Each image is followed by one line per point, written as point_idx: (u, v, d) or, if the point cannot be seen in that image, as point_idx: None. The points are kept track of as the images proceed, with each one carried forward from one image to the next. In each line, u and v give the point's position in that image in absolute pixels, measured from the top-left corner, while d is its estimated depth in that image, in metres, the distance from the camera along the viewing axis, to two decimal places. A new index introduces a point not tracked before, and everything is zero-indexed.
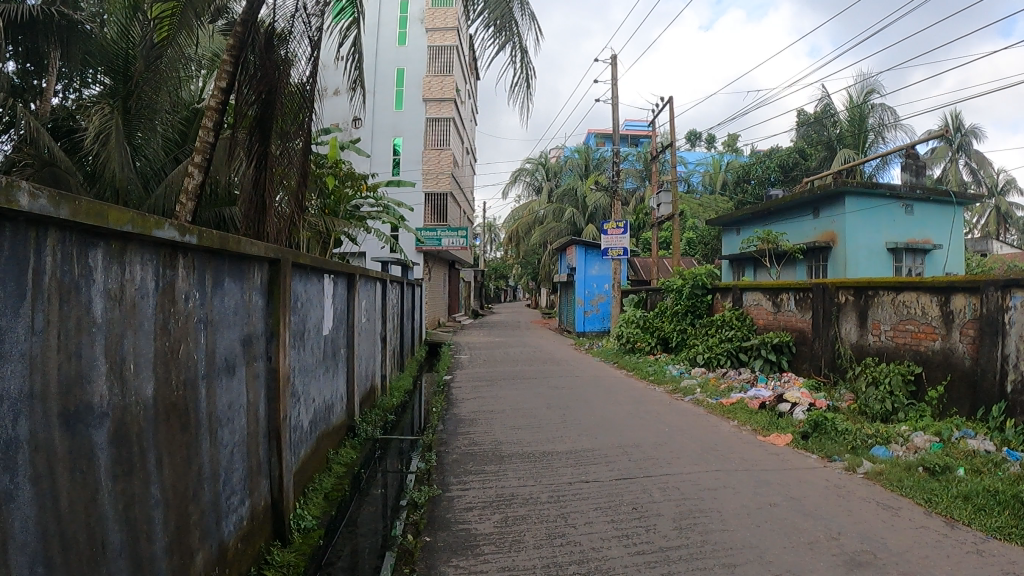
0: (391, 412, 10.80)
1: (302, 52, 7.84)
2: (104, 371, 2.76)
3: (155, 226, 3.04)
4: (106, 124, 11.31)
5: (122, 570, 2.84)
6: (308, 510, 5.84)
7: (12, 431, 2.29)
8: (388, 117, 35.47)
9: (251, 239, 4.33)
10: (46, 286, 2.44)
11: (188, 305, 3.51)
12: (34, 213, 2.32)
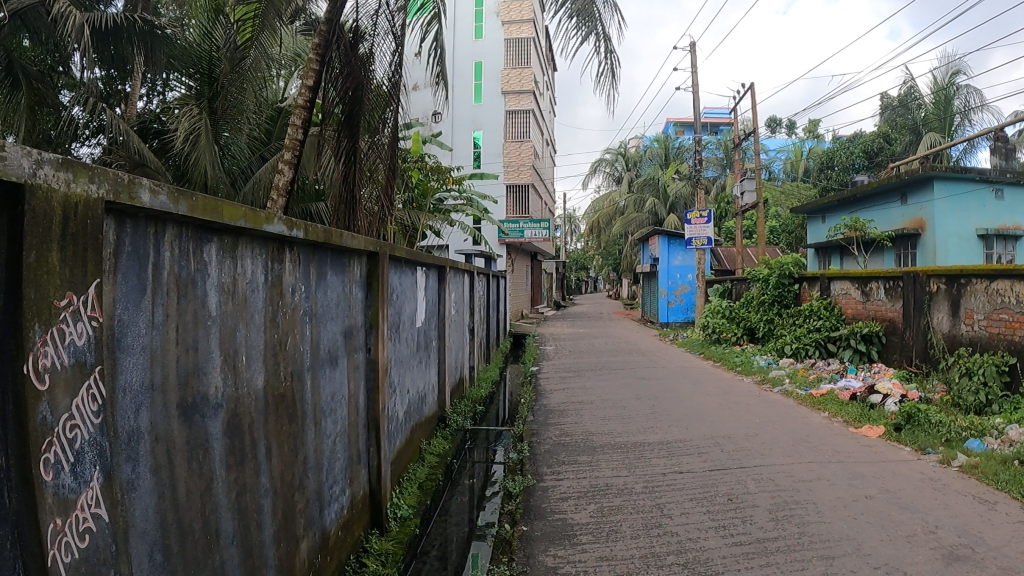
0: (480, 403, 10.90)
1: (385, 49, 7.82)
2: (218, 363, 2.85)
3: (265, 221, 3.12)
4: (196, 124, 11.67)
5: (235, 558, 2.94)
6: (403, 499, 5.92)
7: (134, 423, 2.38)
8: (467, 110, 35.70)
9: (352, 233, 4.41)
10: (165, 280, 2.53)
11: (294, 299, 3.60)
12: (153, 209, 2.41)
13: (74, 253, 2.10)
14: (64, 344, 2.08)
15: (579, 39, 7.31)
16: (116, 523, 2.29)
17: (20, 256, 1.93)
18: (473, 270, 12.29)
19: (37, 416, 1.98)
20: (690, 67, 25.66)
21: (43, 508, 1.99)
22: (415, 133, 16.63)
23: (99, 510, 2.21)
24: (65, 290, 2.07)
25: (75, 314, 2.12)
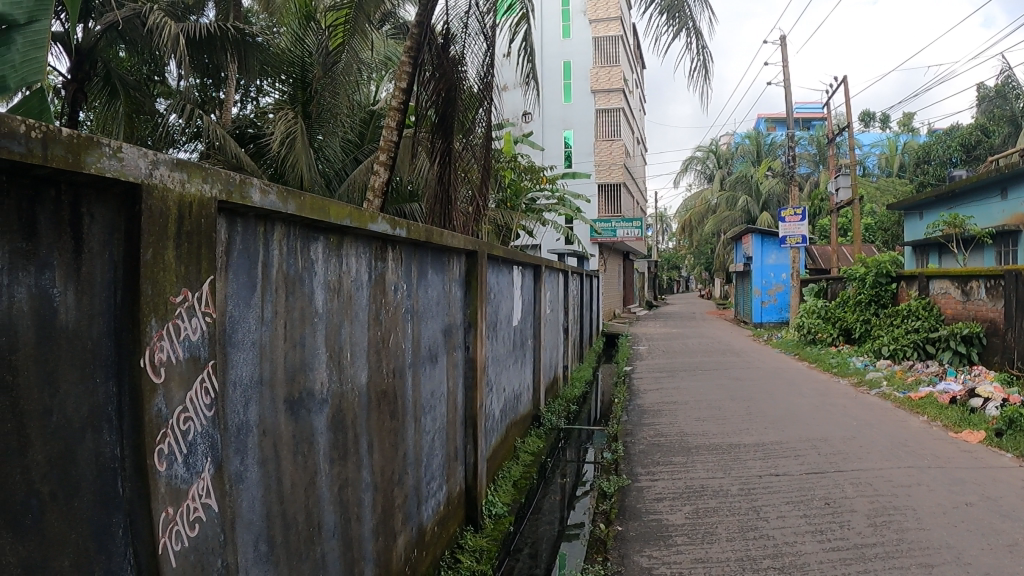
0: (574, 402, 10.92)
1: (475, 51, 7.95)
2: (324, 359, 2.92)
3: (369, 220, 3.18)
4: (291, 128, 11.97)
5: (336, 551, 3.00)
6: (498, 497, 5.96)
7: (243, 416, 2.46)
8: (558, 110, 35.68)
9: (453, 232, 4.46)
10: (274, 278, 2.61)
11: (396, 297, 3.65)
12: (263, 209, 2.49)
13: (189, 250, 2.20)
14: (180, 338, 2.18)
15: (669, 35, 7.24)
16: (224, 513, 2.37)
17: (138, 254, 2.05)
18: (566, 269, 12.29)
19: (152, 409, 2.09)
20: (781, 62, 25.19)
21: (157, 497, 2.10)
22: (507, 134, 16.75)
23: (208, 500, 2.30)
24: (180, 286, 2.18)
25: (190, 310, 2.22)
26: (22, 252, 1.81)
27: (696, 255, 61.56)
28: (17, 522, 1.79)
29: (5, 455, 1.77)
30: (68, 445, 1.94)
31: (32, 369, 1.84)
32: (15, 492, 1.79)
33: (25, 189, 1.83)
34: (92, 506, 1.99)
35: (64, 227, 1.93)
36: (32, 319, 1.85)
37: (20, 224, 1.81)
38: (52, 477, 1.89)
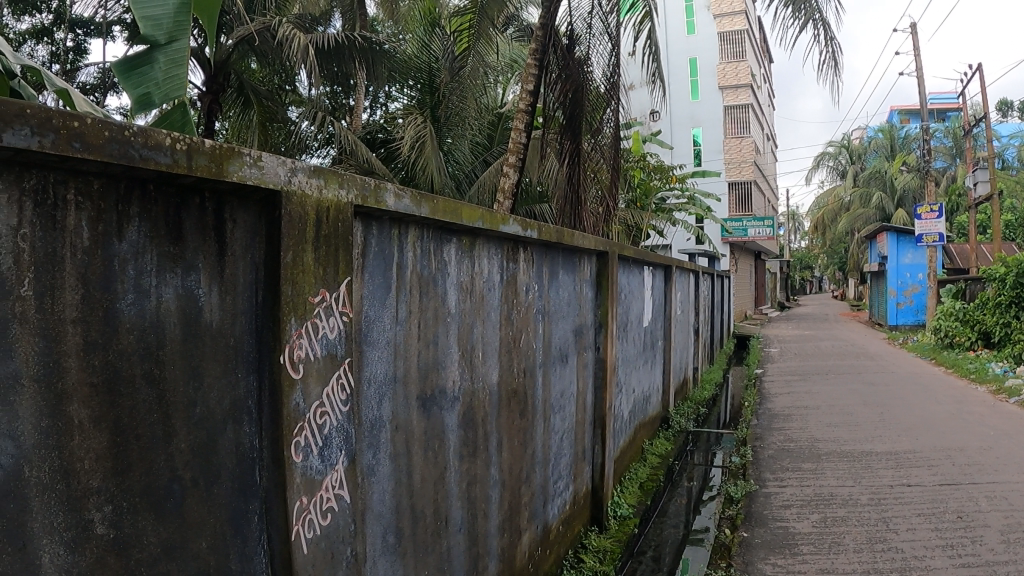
0: (703, 405, 10.79)
1: (600, 52, 7.84)
2: (456, 358, 2.95)
3: (501, 222, 3.20)
4: (420, 132, 12.23)
5: (463, 546, 3.04)
6: (624, 499, 5.94)
7: (377, 412, 2.51)
8: (685, 107, 35.27)
9: (583, 233, 4.44)
10: (408, 279, 2.66)
11: (528, 297, 3.67)
12: (397, 211, 2.54)
13: (326, 252, 2.27)
14: (317, 337, 2.24)
15: (795, 27, 7.04)
16: (355, 505, 2.44)
17: (278, 256, 2.11)
18: (697, 270, 12.09)
19: (290, 404, 2.14)
20: (914, 52, 24.14)
21: (291, 488, 2.14)
22: (635, 133, 16.61)
23: (340, 492, 2.36)
24: (319, 287, 2.24)
25: (328, 310, 2.28)
26: (168, 255, 2.05)
27: (831, 253, 59.47)
28: (159, 505, 2.06)
29: (149, 442, 2.03)
30: (209, 434, 2.18)
31: (178, 364, 2.08)
32: (158, 478, 2.06)
33: (172, 197, 2.06)
34: (229, 492, 2.25)
35: (209, 233, 2.17)
36: (179, 317, 2.09)
37: (166, 230, 2.05)
38: (193, 465, 2.15)
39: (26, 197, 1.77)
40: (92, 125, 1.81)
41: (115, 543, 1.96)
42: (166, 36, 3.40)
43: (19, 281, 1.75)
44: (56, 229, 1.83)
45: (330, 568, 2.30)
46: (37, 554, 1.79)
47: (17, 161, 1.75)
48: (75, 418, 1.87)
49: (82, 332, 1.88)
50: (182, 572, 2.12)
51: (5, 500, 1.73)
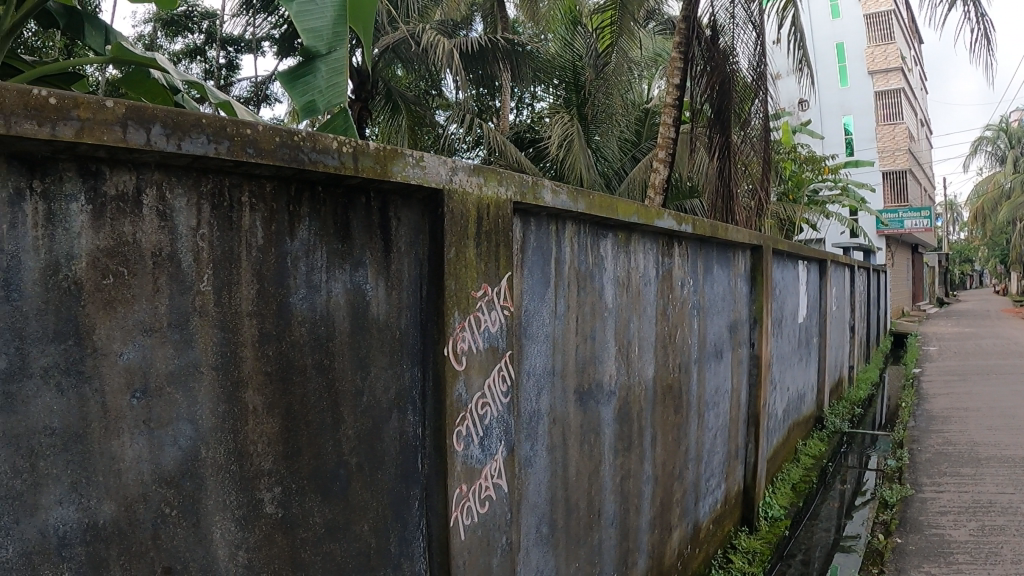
0: (858, 405, 10.45)
1: (746, 40, 7.70)
2: (613, 352, 2.99)
3: (655, 217, 3.18)
4: (568, 130, 12.33)
5: (615, 540, 3.06)
6: (776, 500, 5.83)
7: (536, 404, 2.60)
8: (834, 95, 34.09)
9: (738, 226, 4.33)
10: (567, 273, 2.72)
11: (683, 292, 3.65)
12: (555, 208, 2.62)
13: (488, 247, 2.40)
14: (480, 330, 2.35)
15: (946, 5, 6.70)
16: (513, 494, 2.53)
17: (441, 251, 2.22)
18: (852, 265, 11.66)
19: (454, 393, 2.24)
20: None
21: (451, 473, 2.25)
22: (785, 123, 16.26)
23: (499, 480, 2.46)
24: (480, 281, 2.35)
25: (489, 304, 2.40)
26: (337, 253, 2.24)
27: (993, 244, 56.03)
28: (325, 488, 2.25)
29: (319, 428, 2.23)
30: (374, 422, 2.37)
31: (345, 354, 2.28)
32: (325, 462, 2.25)
33: (340, 198, 2.25)
34: (392, 478, 2.42)
35: (375, 231, 2.35)
36: (348, 311, 2.29)
37: (334, 228, 2.24)
38: (359, 452, 2.33)
39: (204, 200, 2.00)
40: (264, 131, 2.02)
41: (283, 522, 2.17)
42: (325, 45, 3.18)
43: (199, 278, 1.99)
44: (233, 229, 2.04)
45: (486, 554, 2.39)
46: (210, 528, 2.03)
47: (196, 166, 1.98)
48: (250, 404, 2.09)
49: (257, 324, 2.09)
50: (345, 552, 2.31)
51: (183, 478, 1.99)
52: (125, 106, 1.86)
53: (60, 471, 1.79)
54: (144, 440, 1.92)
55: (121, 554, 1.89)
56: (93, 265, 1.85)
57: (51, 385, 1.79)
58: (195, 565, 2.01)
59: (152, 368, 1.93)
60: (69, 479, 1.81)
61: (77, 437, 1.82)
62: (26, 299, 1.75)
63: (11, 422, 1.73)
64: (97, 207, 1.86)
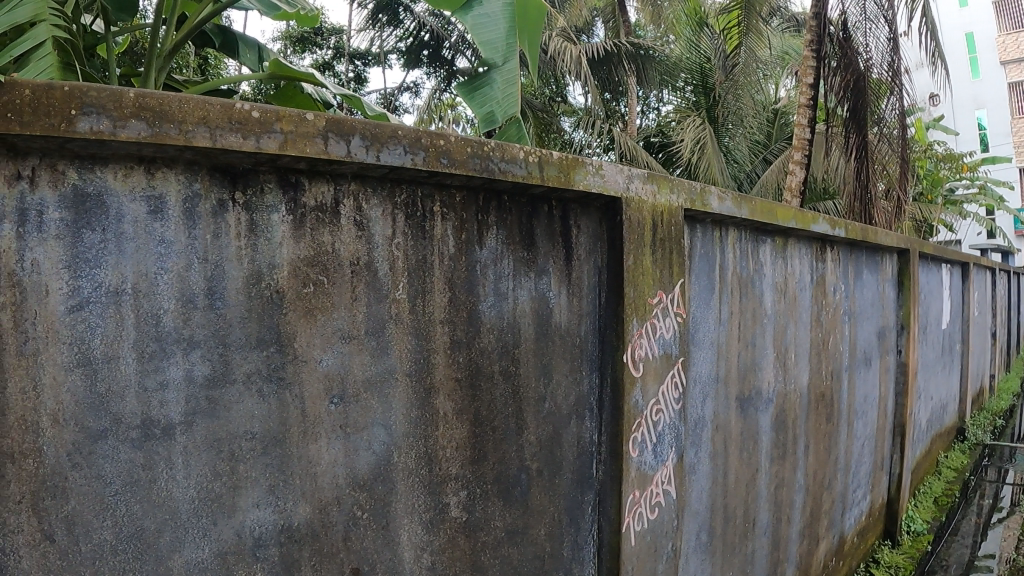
0: (999, 416, 10.22)
1: (876, 43, 7.67)
2: (771, 359, 3.06)
3: (810, 221, 3.18)
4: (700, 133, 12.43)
5: (766, 549, 3.12)
6: (919, 513, 6.09)
7: (701, 411, 2.72)
8: (967, 89, 33.24)
9: (885, 229, 4.25)
10: (729, 279, 2.81)
11: (835, 297, 3.63)
12: (720, 214, 2.71)
13: (664, 254, 2.53)
14: (655, 337, 2.50)
15: None
16: (679, 501, 2.69)
17: (619, 259, 2.39)
18: (994, 269, 11.35)
19: (632, 400, 2.41)
20: None
21: (626, 478, 2.44)
22: (917, 119, 15.94)
23: (668, 487, 2.62)
24: (656, 289, 2.50)
25: (664, 311, 2.53)
26: (522, 261, 2.34)
27: None
28: (507, 493, 2.38)
29: (502, 433, 2.34)
30: (555, 428, 2.44)
31: (531, 361, 2.36)
32: (507, 467, 2.37)
33: (524, 206, 2.34)
34: (568, 484, 2.51)
35: (557, 238, 2.42)
36: (533, 317, 2.37)
37: (520, 237, 2.33)
38: (540, 456, 2.43)
39: (399, 210, 2.14)
40: (456, 141, 2.16)
41: (466, 525, 2.32)
42: (503, 55, 2.69)
43: (394, 286, 2.13)
44: (426, 237, 2.18)
45: (653, 559, 2.58)
46: (398, 531, 2.21)
47: (391, 177, 2.13)
48: (441, 409, 2.23)
49: (449, 331, 2.22)
50: (522, 555, 2.43)
51: (375, 482, 2.17)
52: (325, 119, 2.03)
53: (258, 474, 2.02)
54: (340, 444, 2.11)
55: (313, 555, 2.11)
56: (293, 273, 2.03)
57: (254, 391, 2.01)
58: (382, 565, 2.20)
59: (349, 375, 2.10)
60: (267, 482, 2.04)
61: (275, 442, 2.04)
62: (229, 307, 1.97)
63: (214, 427, 1.97)
64: (298, 218, 2.04)
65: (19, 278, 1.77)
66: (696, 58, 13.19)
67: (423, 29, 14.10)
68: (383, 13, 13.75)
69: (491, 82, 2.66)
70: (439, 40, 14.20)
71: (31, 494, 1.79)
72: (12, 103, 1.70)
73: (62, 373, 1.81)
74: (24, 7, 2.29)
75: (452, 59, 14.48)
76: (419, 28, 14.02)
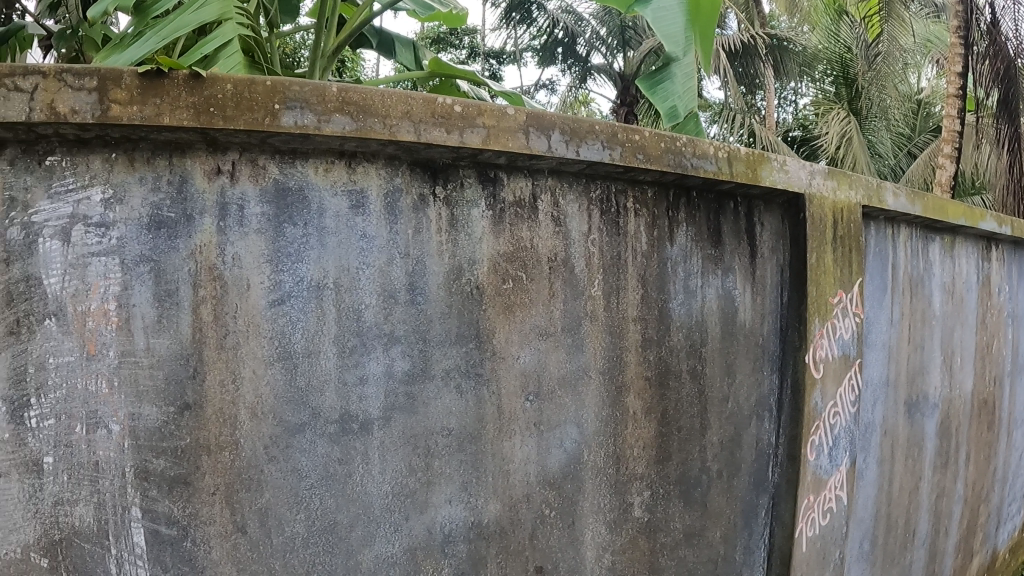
0: None
1: None
2: (938, 364, 3.04)
3: (980, 219, 3.14)
4: (846, 127, 11.71)
5: (922, 558, 3.14)
6: None
7: (871, 416, 2.74)
8: None
9: None
10: (901, 279, 2.81)
11: (1000, 299, 3.54)
12: (894, 211, 2.72)
13: (843, 252, 2.57)
14: (835, 337, 2.55)
15: None
16: (848, 507, 2.74)
17: (804, 258, 2.45)
18: None
19: (812, 402, 2.49)
20: None
21: (802, 484, 2.53)
22: None
23: (840, 493, 2.67)
24: (837, 288, 2.55)
25: (844, 310, 2.58)
26: (710, 259, 2.37)
27: None
28: (687, 493, 2.42)
29: (688, 434, 2.38)
30: (736, 429, 2.47)
31: (717, 361, 2.39)
32: (689, 468, 2.41)
33: (712, 202, 2.38)
34: (745, 487, 2.53)
35: (743, 236, 2.44)
36: (719, 316, 2.40)
37: (708, 234, 2.37)
38: (721, 458, 2.46)
39: (594, 206, 2.20)
40: (651, 137, 2.21)
41: (647, 526, 2.37)
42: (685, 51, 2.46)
43: (591, 282, 2.19)
44: (619, 234, 2.23)
45: (821, 566, 2.64)
46: (582, 529, 2.28)
47: (586, 173, 2.18)
48: (631, 408, 2.28)
49: (641, 328, 2.26)
50: (697, 558, 2.47)
51: (564, 481, 2.23)
52: (526, 113, 2.08)
53: (452, 471, 2.11)
54: (533, 442, 2.17)
55: (500, 552, 2.20)
56: (493, 270, 2.09)
57: (451, 387, 2.07)
58: (565, 563, 2.28)
59: (544, 373, 2.16)
60: (460, 480, 2.12)
61: (470, 439, 2.11)
62: (430, 303, 2.04)
63: (410, 423, 2.06)
64: (498, 213, 2.10)
65: (220, 273, 1.95)
66: (835, 49, 12.30)
67: (555, 27, 13.61)
68: (516, 13, 13.37)
69: (672, 77, 2.52)
70: (573, 38, 13.64)
71: (225, 487, 1.98)
72: (217, 98, 1.87)
73: (263, 366, 1.96)
74: (210, 4, 2.25)
75: (587, 55, 13.79)
76: (551, 26, 13.56)
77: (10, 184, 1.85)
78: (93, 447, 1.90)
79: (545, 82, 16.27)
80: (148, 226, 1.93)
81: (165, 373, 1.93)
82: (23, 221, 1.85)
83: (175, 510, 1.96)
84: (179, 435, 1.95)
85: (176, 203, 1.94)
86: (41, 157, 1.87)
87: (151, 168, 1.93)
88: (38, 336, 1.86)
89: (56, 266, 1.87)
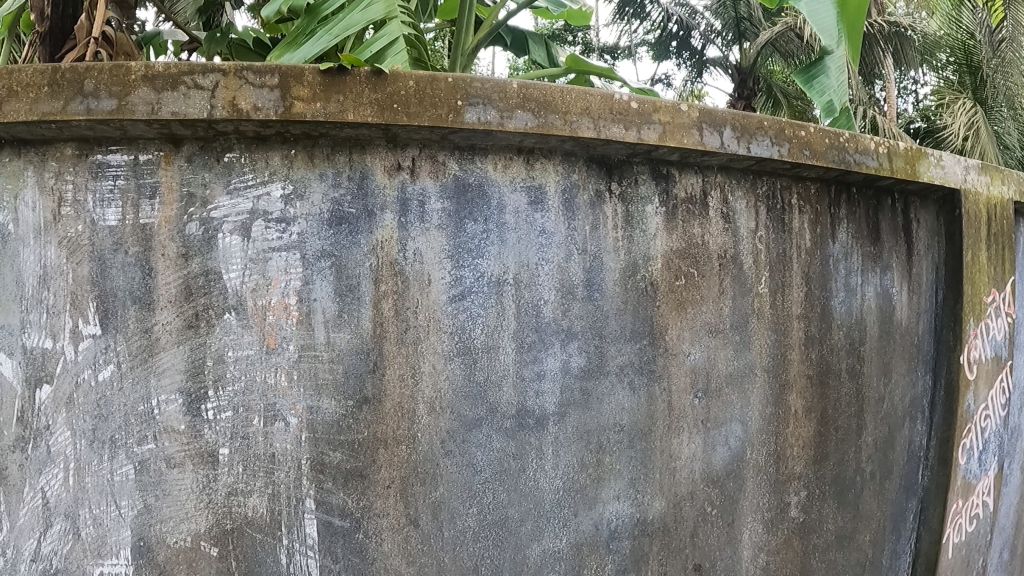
0: None
1: None
2: None
3: None
4: (972, 118, 11.22)
5: None
6: None
7: (1018, 417, 2.92)
8: None
9: None
10: None
11: None
12: None
13: (996, 250, 2.68)
14: (987, 338, 2.64)
15: None
16: (991, 517, 2.81)
17: (960, 255, 2.54)
18: None
19: (965, 403, 2.57)
20: None
21: (953, 488, 2.58)
22: None
23: (986, 498, 2.75)
24: (990, 287, 2.64)
25: (997, 310, 2.68)
26: (870, 256, 2.44)
27: None
28: (842, 494, 2.44)
29: (845, 433, 2.42)
30: (890, 430, 2.52)
31: (875, 359, 2.46)
32: (845, 468, 2.44)
33: (870, 198, 2.45)
34: (896, 489, 2.56)
35: (899, 232, 2.51)
36: (877, 315, 2.47)
37: (867, 231, 2.44)
38: (873, 460, 2.50)
39: (761, 202, 2.26)
40: (817, 133, 2.23)
41: (801, 527, 2.38)
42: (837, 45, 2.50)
43: (758, 280, 2.25)
44: (785, 230, 2.29)
45: (966, 572, 2.70)
46: (740, 529, 2.30)
47: (754, 169, 2.23)
48: (793, 407, 2.33)
49: (804, 326, 2.33)
50: (847, 559, 2.48)
51: (727, 479, 2.26)
52: (697, 110, 2.08)
53: (622, 467, 2.13)
54: (700, 440, 2.21)
55: (661, 549, 2.20)
56: (666, 265, 2.14)
57: (624, 383, 2.11)
58: (722, 563, 2.29)
59: (712, 370, 2.21)
60: (629, 476, 2.14)
61: (640, 436, 2.14)
62: (607, 300, 2.08)
63: (584, 419, 2.08)
64: (670, 210, 2.15)
65: (401, 268, 1.95)
66: (958, 34, 11.44)
67: (668, 20, 13.57)
68: (629, 7, 13.23)
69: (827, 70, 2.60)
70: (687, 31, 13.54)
71: (400, 480, 1.98)
72: (399, 95, 1.86)
73: (442, 361, 1.97)
74: (375, 3, 2.30)
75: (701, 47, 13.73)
76: (665, 20, 13.52)
77: (189, 181, 1.90)
78: (269, 440, 1.92)
79: (660, 77, 16.41)
80: (329, 222, 1.93)
81: (344, 367, 1.93)
82: (202, 216, 1.89)
83: (349, 502, 1.95)
84: (357, 429, 1.94)
85: (357, 199, 1.94)
86: (219, 153, 1.90)
87: (331, 164, 1.93)
88: (216, 330, 1.90)
89: (236, 261, 1.90)
